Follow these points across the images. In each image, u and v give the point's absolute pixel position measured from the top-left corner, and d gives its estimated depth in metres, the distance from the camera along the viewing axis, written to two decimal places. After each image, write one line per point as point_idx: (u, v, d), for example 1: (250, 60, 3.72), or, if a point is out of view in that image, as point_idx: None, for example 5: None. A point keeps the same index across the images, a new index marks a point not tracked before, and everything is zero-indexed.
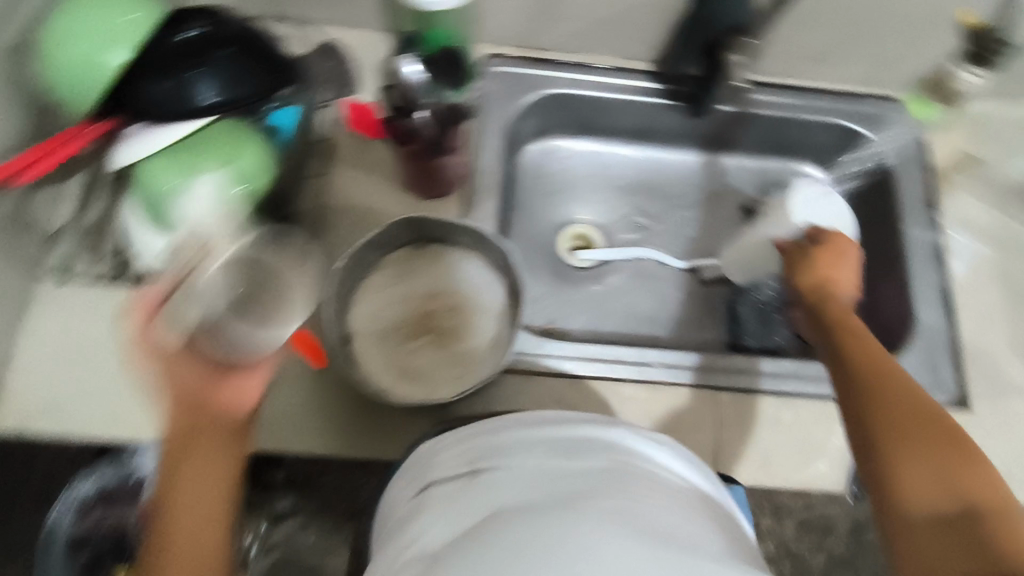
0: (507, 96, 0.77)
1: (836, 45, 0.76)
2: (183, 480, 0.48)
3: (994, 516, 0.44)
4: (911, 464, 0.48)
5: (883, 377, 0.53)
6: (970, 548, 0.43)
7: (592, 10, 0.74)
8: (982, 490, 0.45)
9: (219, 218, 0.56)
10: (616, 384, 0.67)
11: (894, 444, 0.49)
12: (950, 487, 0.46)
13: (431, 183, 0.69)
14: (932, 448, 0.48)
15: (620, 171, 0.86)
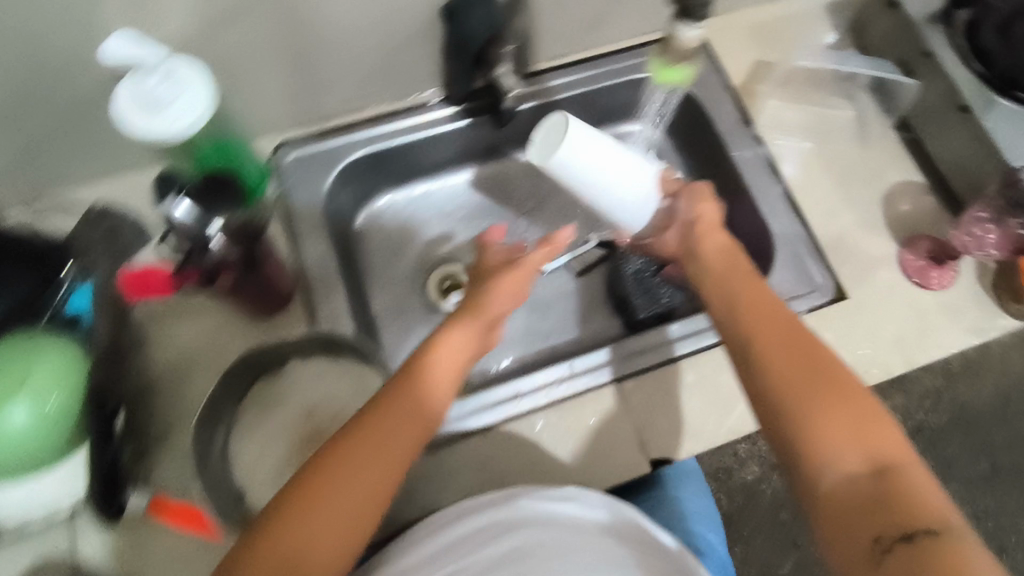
0: (312, 182, 0.74)
1: (600, 14, 0.76)
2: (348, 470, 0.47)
3: (902, 474, 0.43)
4: (826, 428, 0.45)
5: (789, 338, 0.50)
6: (881, 512, 0.41)
7: (356, 66, 0.71)
8: (890, 447, 0.44)
9: (41, 445, 0.51)
10: (525, 420, 0.66)
11: (809, 407, 0.46)
12: (863, 444, 0.44)
13: (267, 302, 0.67)
14: (843, 408, 0.46)
15: (459, 200, 0.85)
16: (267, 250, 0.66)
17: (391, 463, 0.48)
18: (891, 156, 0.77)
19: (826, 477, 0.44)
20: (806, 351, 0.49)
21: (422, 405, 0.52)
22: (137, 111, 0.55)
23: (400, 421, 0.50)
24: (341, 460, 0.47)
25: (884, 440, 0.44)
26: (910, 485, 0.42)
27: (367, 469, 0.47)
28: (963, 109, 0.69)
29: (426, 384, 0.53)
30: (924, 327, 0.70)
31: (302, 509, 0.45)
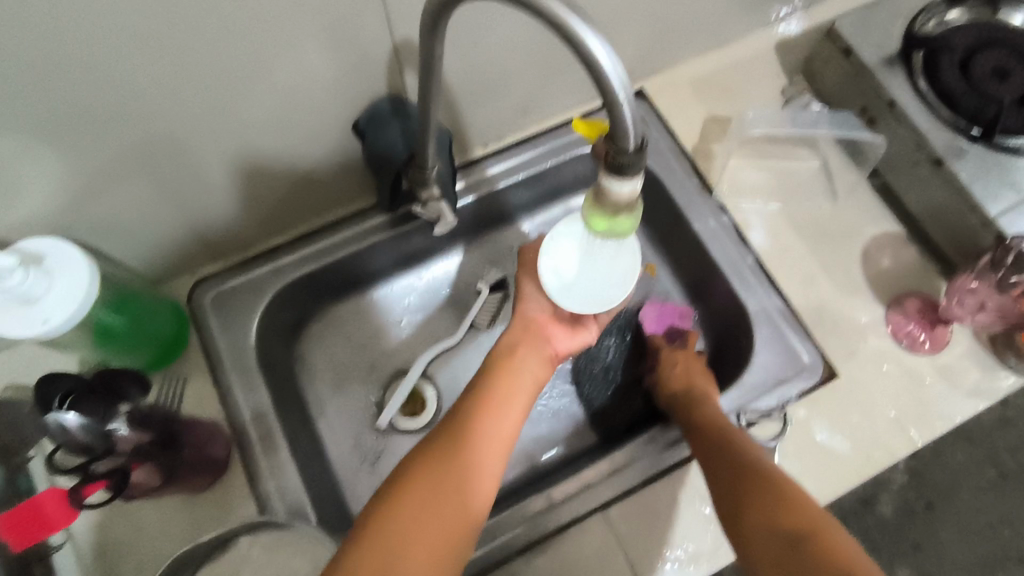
0: (239, 320, 0.66)
1: (532, 96, 0.70)
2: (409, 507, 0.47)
3: (824, 541, 0.45)
4: (750, 504, 0.50)
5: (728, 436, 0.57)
6: None
7: (266, 190, 0.64)
8: (807, 524, 0.46)
9: None
10: (505, 567, 0.59)
11: (740, 492, 0.51)
12: (782, 522, 0.47)
13: (197, 478, 0.58)
14: (766, 488, 0.50)
15: (411, 310, 0.79)
16: (182, 429, 0.57)
17: (446, 517, 0.47)
18: (863, 209, 0.71)
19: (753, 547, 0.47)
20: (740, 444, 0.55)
21: (480, 462, 0.51)
22: (10, 310, 0.48)
23: (455, 473, 0.49)
24: (392, 514, 0.46)
25: (800, 516, 0.47)
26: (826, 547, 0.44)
27: (420, 519, 0.46)
28: (934, 161, 0.63)
29: (480, 433, 0.53)
30: (925, 398, 0.64)
31: (367, 554, 0.43)
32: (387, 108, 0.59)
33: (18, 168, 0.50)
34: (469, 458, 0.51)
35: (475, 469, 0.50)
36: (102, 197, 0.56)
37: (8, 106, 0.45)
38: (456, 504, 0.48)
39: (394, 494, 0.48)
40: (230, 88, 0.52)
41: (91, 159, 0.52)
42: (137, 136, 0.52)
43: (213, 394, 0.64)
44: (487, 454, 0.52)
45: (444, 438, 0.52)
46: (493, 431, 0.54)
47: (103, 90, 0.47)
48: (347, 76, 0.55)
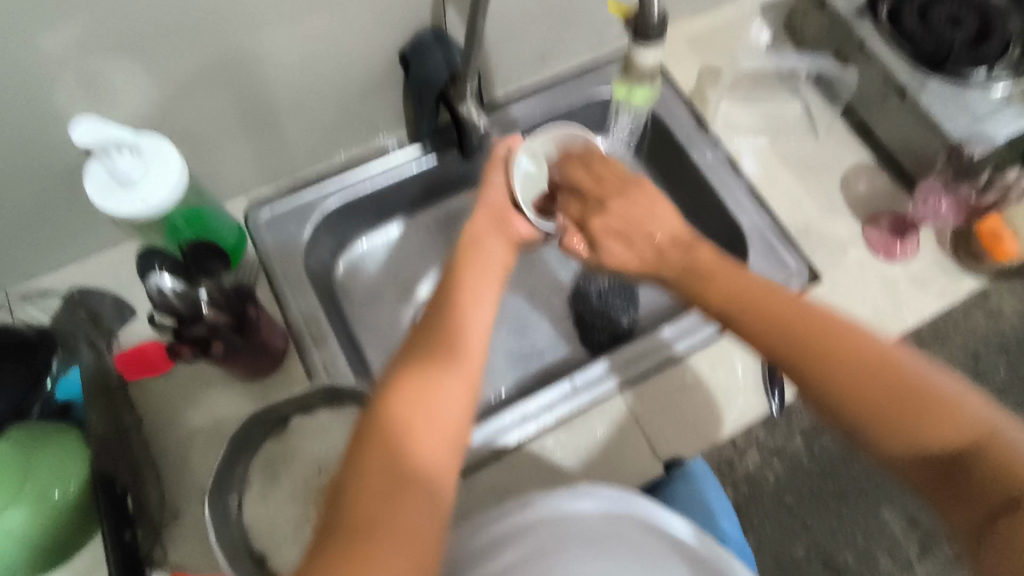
0: (290, 236, 0.74)
1: (550, 44, 0.79)
2: (367, 470, 0.39)
3: (998, 446, 0.41)
4: (885, 431, 0.43)
5: (818, 328, 0.47)
6: (965, 500, 0.41)
7: (319, 118, 0.72)
8: (965, 424, 0.41)
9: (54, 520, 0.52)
10: (531, 443, 0.67)
11: (863, 398, 0.43)
12: (953, 423, 0.42)
13: (264, 362, 0.65)
14: (920, 395, 0.43)
15: (392, 257, 0.85)
16: (258, 314, 0.64)
17: (435, 417, 0.43)
18: (840, 143, 0.81)
19: (899, 450, 0.43)
20: (843, 327, 0.47)
21: (458, 346, 0.47)
22: (115, 193, 0.55)
23: (435, 370, 0.44)
24: (380, 446, 0.40)
25: (949, 421, 0.42)
26: (1000, 455, 0.40)
27: (416, 428, 0.42)
28: (899, 91, 0.73)
29: (420, 353, 0.46)
30: (898, 298, 0.73)
31: (373, 485, 0.39)
32: (430, 38, 0.68)
33: (114, 76, 0.57)
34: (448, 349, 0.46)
35: (456, 358, 0.46)
36: (179, 112, 0.63)
37: (116, 18, 0.53)
38: (446, 396, 0.44)
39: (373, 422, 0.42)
40: (299, 12, 0.60)
41: (177, 73, 0.59)
42: (217, 54, 0.60)
43: (267, 298, 0.71)
44: (447, 360, 0.45)
45: (411, 350, 0.46)
46: (449, 347, 0.46)
47: (204, 9, 0.55)
48: (398, 7, 0.64)
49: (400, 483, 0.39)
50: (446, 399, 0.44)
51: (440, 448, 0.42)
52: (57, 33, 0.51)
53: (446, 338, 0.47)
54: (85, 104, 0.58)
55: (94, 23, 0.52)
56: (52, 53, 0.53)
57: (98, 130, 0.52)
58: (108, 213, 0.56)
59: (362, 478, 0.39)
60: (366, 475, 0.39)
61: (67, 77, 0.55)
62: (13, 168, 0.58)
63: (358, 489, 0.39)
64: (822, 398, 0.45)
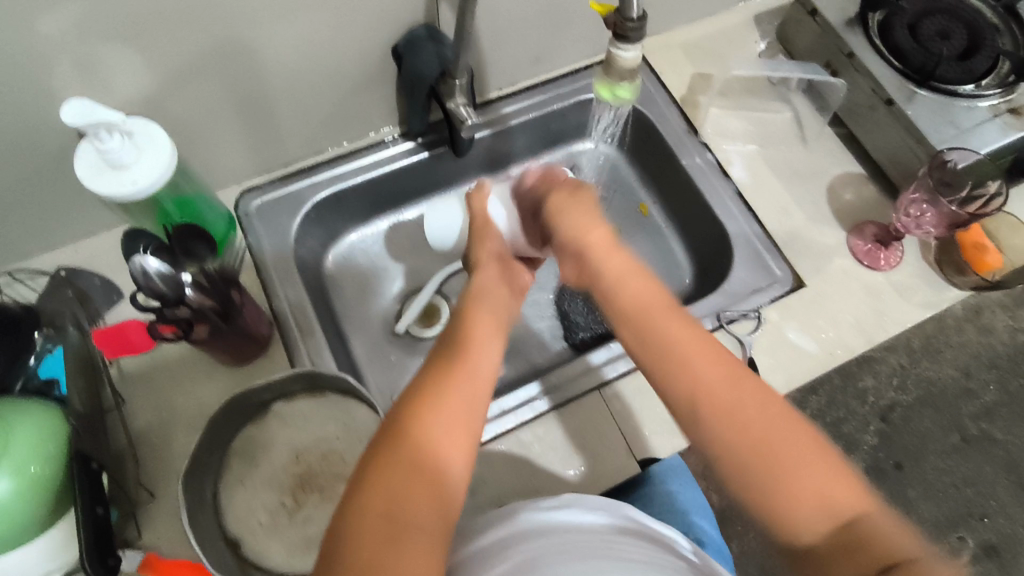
0: (280, 226, 0.75)
1: (543, 46, 0.80)
2: (379, 494, 0.41)
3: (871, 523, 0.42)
4: (786, 489, 0.44)
5: (705, 383, 0.47)
6: (857, 567, 0.41)
7: (312, 110, 0.73)
8: (850, 495, 0.43)
9: (36, 491, 0.52)
10: (508, 437, 0.67)
11: (747, 473, 0.45)
12: (824, 505, 0.43)
13: (247, 346, 0.66)
14: (799, 470, 0.44)
15: (382, 251, 0.86)
16: (243, 300, 0.64)
17: (444, 440, 0.45)
18: (828, 152, 0.82)
19: (801, 528, 0.43)
20: (730, 384, 0.47)
21: (466, 369, 0.49)
22: (105, 174, 0.56)
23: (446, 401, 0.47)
24: (382, 476, 0.42)
25: (837, 490, 0.43)
26: (871, 531, 0.42)
27: (434, 449, 0.44)
28: (887, 102, 0.74)
29: (426, 376, 0.48)
30: (880, 308, 0.73)
31: (373, 519, 0.40)
32: (423, 34, 0.69)
33: (109, 61, 0.58)
34: (459, 373, 0.49)
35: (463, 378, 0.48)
36: (174, 98, 0.64)
37: (112, 3, 0.53)
38: (442, 419, 0.46)
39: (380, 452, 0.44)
40: (294, 5, 0.61)
41: (173, 60, 0.61)
42: (214, 42, 0.61)
43: (255, 286, 0.72)
44: (456, 380, 0.48)
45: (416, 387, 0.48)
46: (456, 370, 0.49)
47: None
48: (392, 5, 0.65)
49: (405, 509, 0.41)
50: (453, 431, 0.46)
51: (454, 472, 0.45)
52: (54, 16, 0.52)
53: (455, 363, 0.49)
54: (80, 88, 0.59)
55: (88, 10, 0.53)
56: (49, 37, 0.54)
57: (86, 112, 0.52)
58: (97, 193, 0.57)
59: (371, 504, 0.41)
60: (376, 499, 0.41)
61: (62, 61, 0.56)
62: (7, 148, 0.59)
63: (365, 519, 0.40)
64: (725, 455, 0.45)
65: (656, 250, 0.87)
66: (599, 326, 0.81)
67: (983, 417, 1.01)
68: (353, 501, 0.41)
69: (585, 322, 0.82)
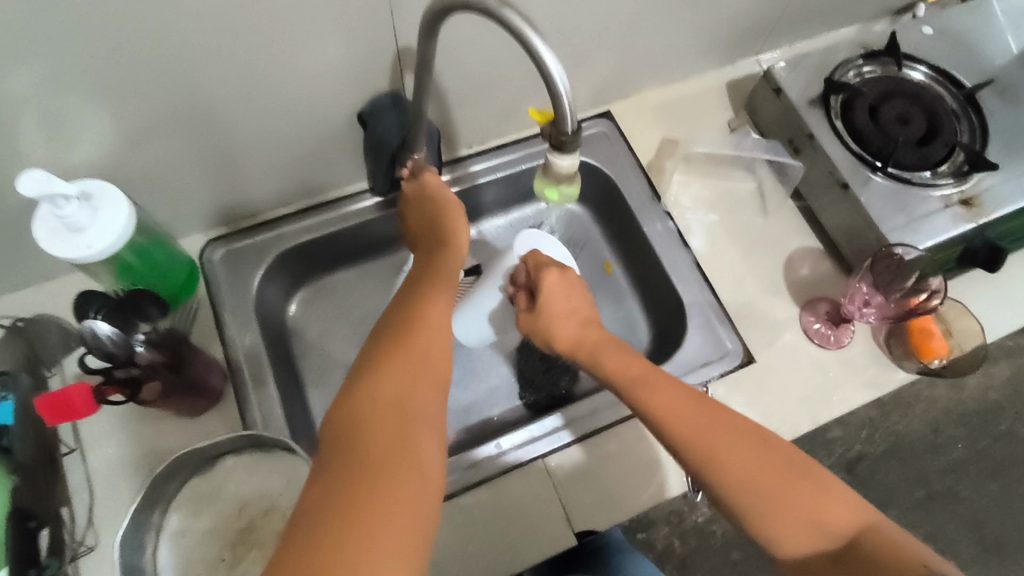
0: (242, 276, 0.77)
1: (512, 108, 0.82)
2: (364, 469, 0.39)
3: (874, 535, 0.46)
4: (781, 521, 0.48)
5: (702, 432, 0.52)
6: (864, 575, 0.44)
7: (278, 165, 0.75)
8: (849, 514, 0.47)
9: None
10: (453, 501, 0.69)
11: (750, 499, 0.49)
12: (817, 526, 0.47)
13: (199, 399, 0.67)
14: (802, 500, 0.48)
15: (346, 299, 0.87)
16: (195, 354, 0.66)
17: (423, 414, 0.44)
18: (787, 225, 0.83)
19: (798, 546, 0.47)
20: (726, 433, 0.51)
21: (426, 342, 0.49)
22: (61, 237, 0.58)
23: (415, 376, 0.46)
24: (367, 452, 0.40)
25: (833, 511, 0.48)
26: (878, 543, 0.46)
27: (414, 427, 0.42)
28: (841, 184, 0.76)
29: (398, 355, 0.47)
30: (826, 385, 0.75)
31: (365, 498, 0.37)
32: (386, 101, 0.70)
33: (70, 123, 0.59)
34: (413, 341, 0.48)
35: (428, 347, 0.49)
36: (135, 153, 0.66)
37: (71, 72, 0.55)
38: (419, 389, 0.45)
39: (355, 430, 0.41)
40: (256, 71, 0.62)
41: (134, 121, 0.62)
42: (175, 103, 0.62)
43: (214, 335, 0.74)
44: (425, 353, 0.48)
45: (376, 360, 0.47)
46: (420, 365, 0.47)
47: (158, 66, 0.58)
48: (356, 72, 0.67)
49: (400, 485, 0.38)
50: (425, 409, 0.44)
51: (432, 442, 0.43)
52: (13, 84, 0.54)
53: (423, 331, 0.50)
54: (42, 147, 0.60)
55: (49, 70, 0.54)
56: (9, 102, 0.55)
57: (41, 185, 0.53)
58: (52, 255, 0.58)
59: (367, 481, 0.38)
60: (373, 476, 0.38)
61: (22, 123, 0.57)
62: None
63: (353, 494, 0.37)
64: (725, 489, 0.50)
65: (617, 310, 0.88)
66: (553, 388, 0.83)
67: (949, 472, 1.06)
68: (335, 475, 0.38)
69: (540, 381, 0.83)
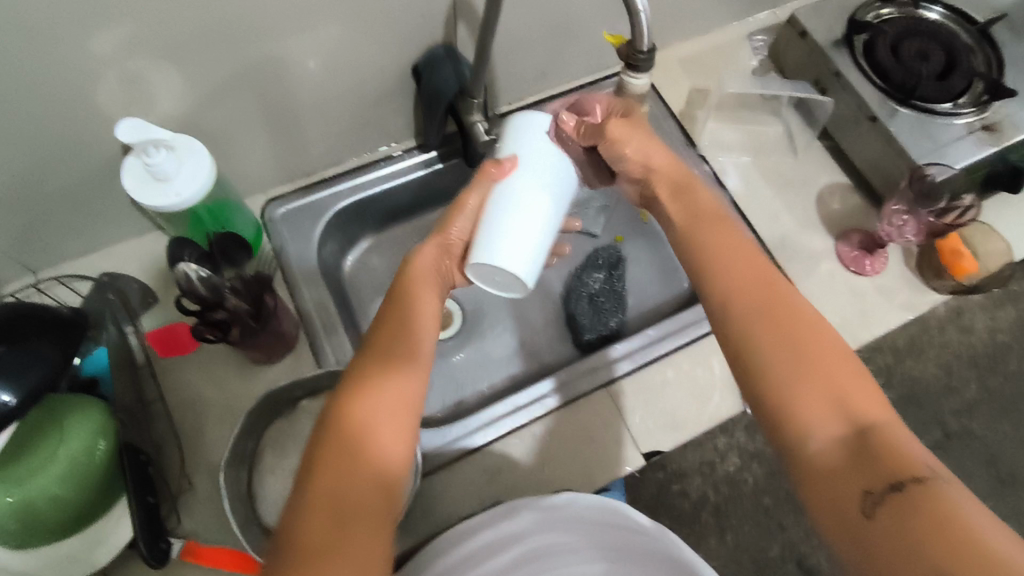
0: (303, 233, 0.79)
1: (550, 63, 0.86)
2: (319, 485, 0.41)
3: (886, 432, 0.42)
4: (807, 397, 0.44)
5: (772, 302, 0.48)
6: (865, 469, 0.40)
7: (334, 124, 0.78)
8: (874, 406, 0.44)
9: (94, 483, 0.57)
10: (527, 430, 0.73)
11: (779, 384, 0.45)
12: (844, 408, 0.43)
13: (278, 345, 0.70)
14: (834, 380, 0.45)
15: (397, 256, 0.90)
16: (275, 303, 0.69)
17: (390, 436, 0.44)
18: (817, 163, 0.87)
19: (821, 434, 0.43)
20: (786, 312, 0.48)
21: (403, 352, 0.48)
22: (149, 189, 0.61)
23: (385, 379, 0.46)
24: (316, 479, 0.42)
25: (867, 400, 0.44)
26: (896, 439, 0.42)
27: (367, 443, 0.43)
28: (871, 118, 0.80)
29: (383, 369, 0.47)
30: (865, 309, 0.79)
31: (317, 499, 0.41)
32: (441, 53, 0.74)
33: (151, 80, 0.62)
34: (390, 350, 0.48)
35: (400, 354, 0.48)
36: (208, 112, 0.68)
37: (158, 27, 0.57)
38: (383, 400, 0.45)
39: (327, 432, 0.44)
40: (324, 25, 0.65)
41: (210, 78, 0.64)
42: (247, 61, 0.65)
43: (281, 290, 0.76)
44: (397, 363, 0.47)
45: (359, 380, 0.46)
46: (407, 368, 0.47)
47: (236, 18, 0.60)
48: (414, 25, 0.70)
49: (340, 509, 0.41)
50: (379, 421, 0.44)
51: (389, 461, 0.44)
52: (103, 40, 0.56)
53: (396, 346, 0.48)
54: (124, 104, 0.62)
55: (139, 29, 0.56)
56: (101, 58, 0.57)
57: (139, 131, 0.58)
58: (143, 204, 0.61)
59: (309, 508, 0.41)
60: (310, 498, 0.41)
61: (108, 80, 0.59)
62: (56, 159, 0.63)
63: (313, 496, 0.41)
64: (756, 376, 0.47)
65: (656, 254, 0.91)
66: (603, 327, 0.84)
67: (964, 413, 1.07)
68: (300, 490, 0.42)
69: (590, 322, 0.84)
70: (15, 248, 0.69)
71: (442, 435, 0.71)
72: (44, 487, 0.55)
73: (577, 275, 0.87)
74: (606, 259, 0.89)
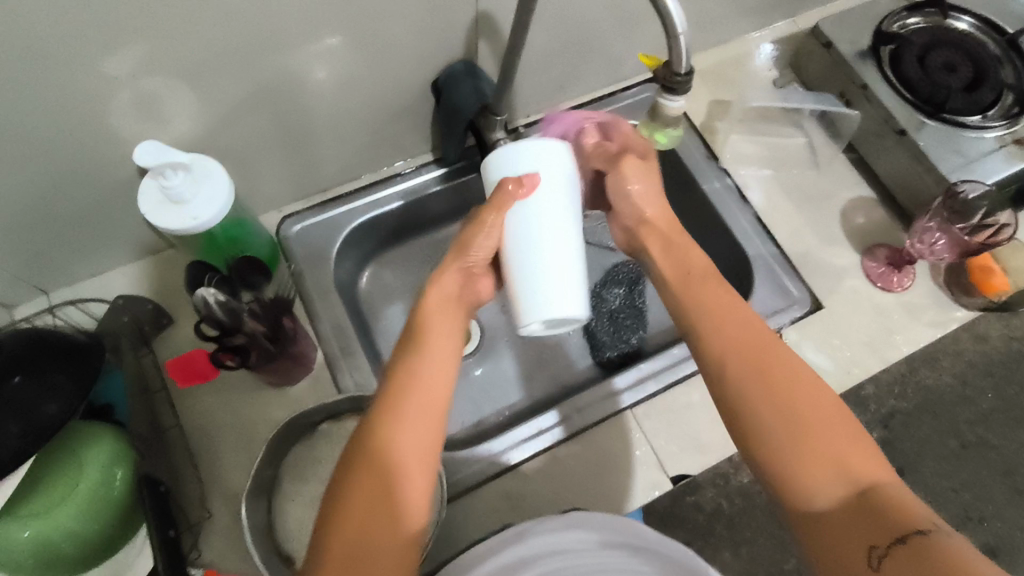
0: (320, 250, 0.78)
1: (569, 76, 0.84)
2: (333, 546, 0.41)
3: (887, 490, 0.42)
4: (806, 460, 0.43)
5: (764, 362, 0.48)
6: (866, 529, 0.40)
7: (351, 140, 0.76)
8: (875, 468, 0.43)
9: (110, 511, 0.56)
10: (549, 453, 0.71)
11: (778, 447, 0.44)
12: (846, 470, 0.43)
13: (294, 369, 0.69)
14: (835, 444, 0.44)
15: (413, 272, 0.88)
16: (293, 327, 0.67)
17: (413, 466, 0.44)
18: (840, 177, 0.86)
19: (826, 496, 0.42)
20: (782, 372, 0.47)
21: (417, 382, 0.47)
22: (166, 211, 0.59)
23: (396, 416, 0.45)
24: (331, 540, 0.41)
25: (863, 458, 0.43)
26: (902, 499, 0.41)
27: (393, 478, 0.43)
28: (898, 132, 0.78)
29: (398, 406, 0.46)
30: (892, 327, 0.77)
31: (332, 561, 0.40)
32: (461, 69, 0.72)
33: (167, 100, 0.60)
34: (397, 382, 0.47)
35: (417, 385, 0.47)
36: (223, 130, 0.66)
37: (175, 47, 0.55)
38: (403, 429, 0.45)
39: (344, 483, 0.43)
40: (342, 41, 0.63)
41: (226, 97, 0.63)
42: (265, 79, 0.63)
43: (298, 310, 0.75)
44: (409, 392, 0.47)
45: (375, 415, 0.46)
46: (425, 398, 0.47)
47: (254, 37, 0.58)
48: (434, 40, 0.68)
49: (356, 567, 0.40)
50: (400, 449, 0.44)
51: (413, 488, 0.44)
52: (118, 60, 0.54)
53: (414, 381, 0.47)
54: (139, 125, 0.61)
55: (155, 48, 0.55)
56: (116, 79, 0.55)
57: (158, 153, 0.57)
58: (159, 227, 0.59)
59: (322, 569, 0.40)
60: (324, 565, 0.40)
61: (123, 101, 0.58)
62: (69, 181, 0.61)
63: (335, 545, 0.41)
64: (753, 440, 0.46)
65: None
66: (625, 345, 0.84)
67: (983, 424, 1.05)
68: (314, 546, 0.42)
69: (609, 341, 0.85)
70: (26, 270, 0.67)
71: (462, 459, 0.70)
72: (60, 517, 0.53)
73: (597, 292, 0.87)
74: (625, 274, 0.89)
